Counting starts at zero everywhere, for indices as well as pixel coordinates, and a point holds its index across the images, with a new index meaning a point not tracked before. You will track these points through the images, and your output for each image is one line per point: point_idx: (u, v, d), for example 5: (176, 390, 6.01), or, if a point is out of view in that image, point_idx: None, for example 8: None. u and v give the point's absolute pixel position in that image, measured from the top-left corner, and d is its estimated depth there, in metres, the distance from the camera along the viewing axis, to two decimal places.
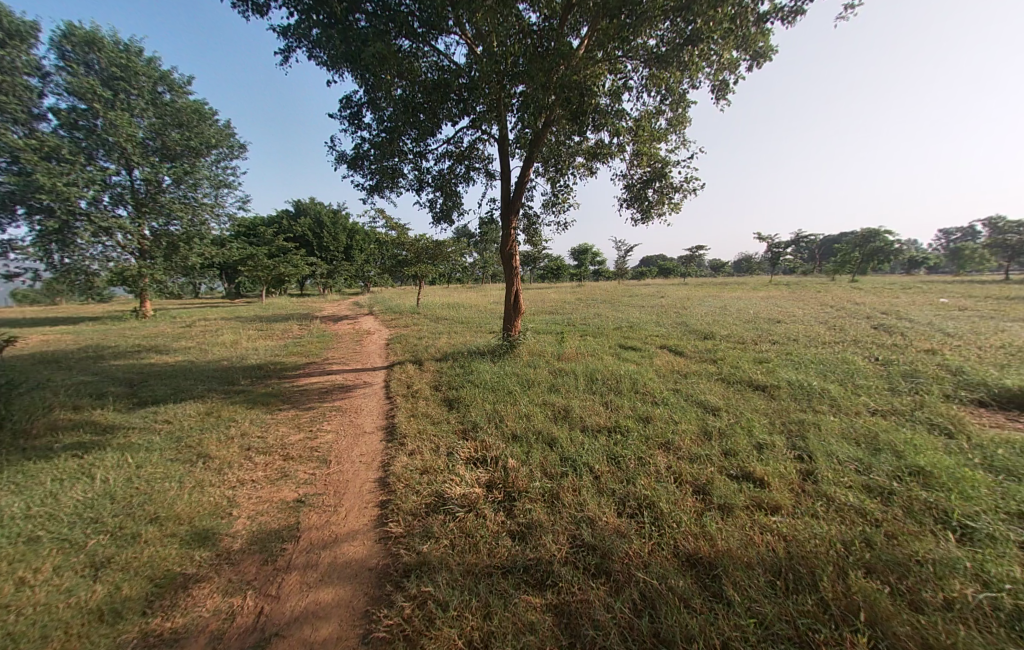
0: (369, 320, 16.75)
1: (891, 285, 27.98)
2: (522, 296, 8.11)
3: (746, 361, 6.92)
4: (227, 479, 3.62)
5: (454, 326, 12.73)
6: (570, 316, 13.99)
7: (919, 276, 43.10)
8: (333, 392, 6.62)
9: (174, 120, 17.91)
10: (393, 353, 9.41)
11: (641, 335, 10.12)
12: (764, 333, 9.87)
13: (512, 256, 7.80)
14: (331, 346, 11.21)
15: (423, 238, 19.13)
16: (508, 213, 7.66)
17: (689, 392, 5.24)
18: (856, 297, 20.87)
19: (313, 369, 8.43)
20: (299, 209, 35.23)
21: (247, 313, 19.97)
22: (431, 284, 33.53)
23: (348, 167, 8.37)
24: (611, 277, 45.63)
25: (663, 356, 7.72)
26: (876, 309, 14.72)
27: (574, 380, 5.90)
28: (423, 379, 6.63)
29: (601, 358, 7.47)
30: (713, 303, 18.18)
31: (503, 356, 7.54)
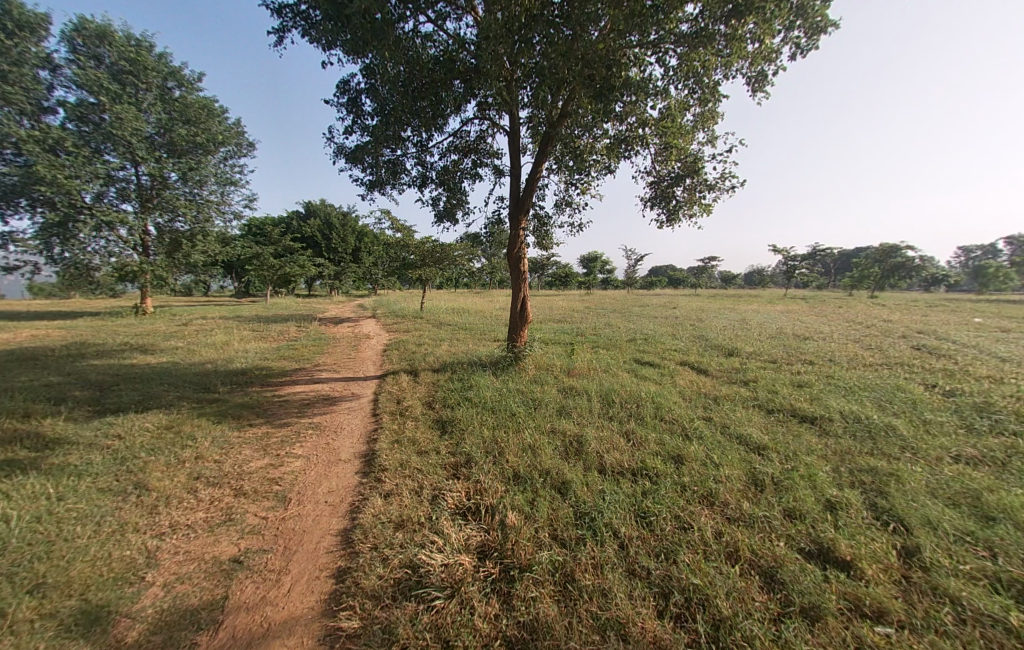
0: (370, 324, 16.11)
1: (916, 304, 26.75)
2: (530, 303, 7.35)
3: (783, 384, 6.09)
4: (157, 522, 2.92)
5: (457, 333, 12.02)
6: (580, 325, 13.23)
7: (941, 293, 41.74)
8: (315, 405, 5.90)
9: (183, 116, 17.45)
10: (389, 360, 8.71)
11: (658, 350, 9.31)
12: (794, 351, 9.01)
13: (519, 258, 7.07)
14: (325, 351, 10.53)
15: (429, 241, 18.48)
16: (518, 212, 6.94)
17: (725, 422, 4.44)
18: (881, 313, 19.89)
19: (300, 377, 7.73)
20: (309, 210, 34.97)
21: (248, 313, 19.47)
22: (438, 289, 32.98)
23: (346, 160, 7.73)
24: (620, 286, 44.77)
25: (686, 375, 6.90)
26: (909, 327, 13.77)
27: (587, 402, 5.12)
28: (416, 394, 5.89)
29: (617, 375, 6.69)
30: (731, 316, 17.28)
31: (507, 369, 6.78)
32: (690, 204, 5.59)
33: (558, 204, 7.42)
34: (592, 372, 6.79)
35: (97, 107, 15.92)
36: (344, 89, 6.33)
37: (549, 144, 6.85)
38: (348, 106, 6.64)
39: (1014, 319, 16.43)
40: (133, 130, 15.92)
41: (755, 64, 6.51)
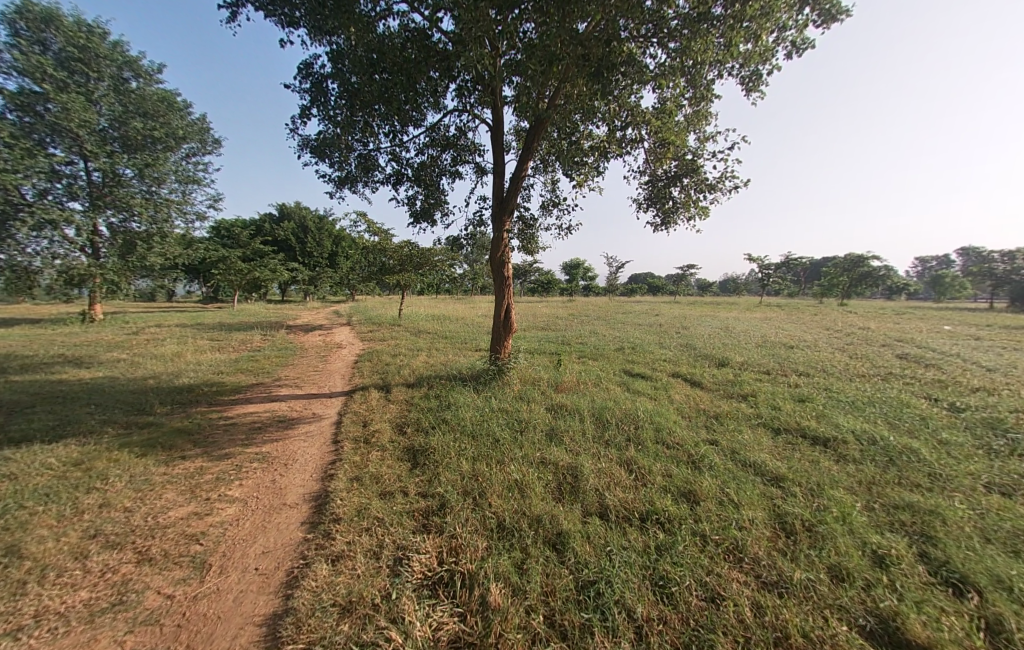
0: (343, 332, 15.18)
1: (886, 312, 27.55)
2: (514, 311, 6.77)
3: (785, 399, 5.69)
4: (20, 615, 2.22)
5: (435, 342, 11.34)
6: (564, 333, 12.75)
7: (905, 302, 43.55)
8: (266, 429, 5.13)
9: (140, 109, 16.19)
10: (359, 373, 7.95)
11: (647, 359, 8.88)
12: (786, 360, 8.71)
13: (504, 264, 6.52)
14: (289, 362, 9.65)
15: (407, 245, 17.69)
16: (501, 214, 6.39)
17: (734, 446, 3.96)
18: (856, 321, 20.24)
19: (256, 393, 6.91)
20: (282, 212, 33.58)
21: (211, 320, 18.17)
22: (416, 295, 32.08)
23: (309, 155, 7.01)
24: (601, 293, 44.81)
25: (681, 389, 6.44)
26: (887, 335, 13.91)
27: (579, 423, 4.55)
28: (386, 413, 5.20)
29: (607, 390, 6.17)
30: (714, 323, 17.16)
31: (489, 384, 6.17)
32: (687, 207, 5.17)
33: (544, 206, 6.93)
34: (581, 386, 6.26)
35: (41, 96, 14.52)
36: (306, 72, 5.62)
37: (534, 142, 6.38)
38: (312, 91, 5.92)
39: (981, 327, 16.90)
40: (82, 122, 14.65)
41: (749, 63, 6.20)
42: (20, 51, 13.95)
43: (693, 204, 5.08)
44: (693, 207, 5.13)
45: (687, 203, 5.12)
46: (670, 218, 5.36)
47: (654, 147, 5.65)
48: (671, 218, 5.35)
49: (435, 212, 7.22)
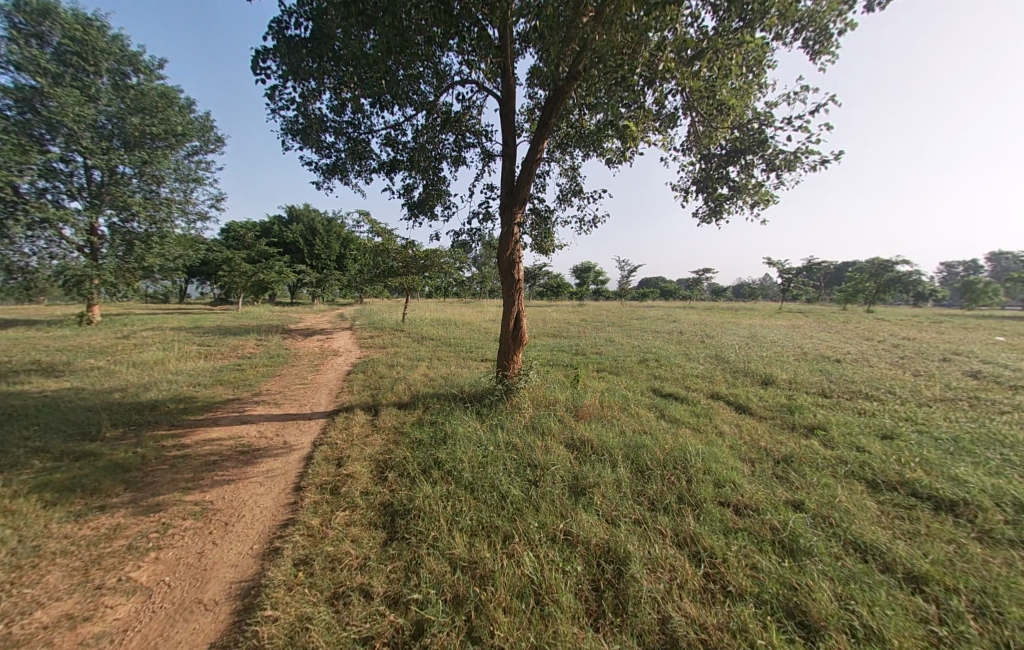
0: (343, 337, 14.34)
1: (920, 320, 25.95)
2: (525, 320, 5.73)
3: (865, 434, 4.59)
4: None
5: (439, 350, 10.39)
6: (578, 342, 11.71)
7: (934, 309, 41.52)
8: (221, 466, 4.17)
9: (139, 105, 15.56)
10: (350, 388, 7.01)
11: (677, 375, 7.80)
12: (839, 379, 7.56)
13: (514, 264, 5.49)
14: (277, 371, 8.75)
15: (412, 246, 16.81)
16: (511, 203, 5.36)
17: (833, 517, 2.92)
18: (892, 330, 18.82)
19: (227, 412, 5.99)
20: (291, 215, 33.21)
21: (210, 323, 17.46)
22: (425, 299, 31.32)
23: (292, 139, 6.12)
24: (613, 298, 43.61)
25: (727, 416, 5.35)
26: (936, 346, 12.63)
27: (613, 469, 3.53)
28: (367, 447, 4.22)
29: (639, 417, 5.11)
30: (740, 332, 15.94)
31: (497, 407, 5.15)
32: (746, 194, 4.15)
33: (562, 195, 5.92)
34: (608, 412, 5.19)
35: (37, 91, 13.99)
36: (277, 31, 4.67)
37: (551, 118, 5.37)
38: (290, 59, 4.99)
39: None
40: (78, 117, 14.05)
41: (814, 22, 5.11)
42: (16, 44, 13.47)
43: (756, 190, 4.04)
44: (756, 194, 4.10)
45: (747, 188, 4.11)
46: (719, 209, 4.32)
47: (700, 125, 4.67)
48: (720, 208, 4.31)
49: (435, 204, 6.24)
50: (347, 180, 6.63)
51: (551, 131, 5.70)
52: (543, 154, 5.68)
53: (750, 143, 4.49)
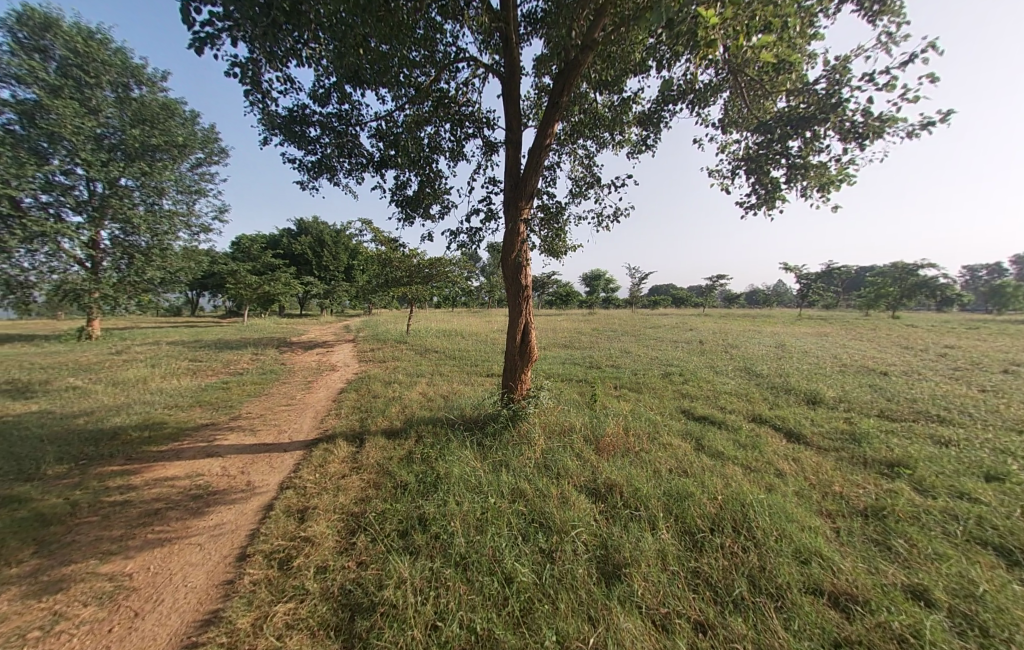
0: (344, 350, 13.64)
1: (952, 326, 24.56)
2: (535, 333, 4.91)
3: (966, 475, 3.67)
4: None
5: (442, 365, 9.63)
6: (592, 354, 10.87)
7: (961, 314, 39.81)
8: (161, 519, 3.40)
9: (139, 117, 15.22)
10: (338, 410, 6.24)
11: (707, 393, 6.91)
12: (897, 397, 6.59)
13: (522, 269, 4.69)
14: (265, 390, 8.02)
15: (416, 254, 16.14)
16: (516, 198, 4.59)
17: (989, 624, 2.05)
18: (925, 337, 17.71)
19: (196, 441, 5.25)
20: (299, 227, 33.09)
21: (211, 337, 16.97)
22: (433, 309, 30.80)
23: (272, 134, 5.44)
24: (624, 306, 42.62)
25: (782, 449, 4.42)
26: (984, 355, 11.58)
27: (653, 533, 2.69)
28: (342, 492, 3.43)
29: (676, 451, 4.20)
30: (764, 341, 14.95)
31: (501, 437, 4.31)
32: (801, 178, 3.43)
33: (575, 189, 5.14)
34: (635, 444, 4.31)
35: None
36: None
37: (562, 97, 4.53)
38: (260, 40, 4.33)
39: None
40: (78, 128, 13.70)
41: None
42: (17, 57, 13.21)
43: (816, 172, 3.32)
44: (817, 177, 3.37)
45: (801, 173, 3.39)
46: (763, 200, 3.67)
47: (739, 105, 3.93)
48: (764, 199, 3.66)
49: (431, 204, 5.49)
50: (336, 179, 5.94)
51: (563, 112, 4.81)
52: (553, 138, 4.79)
53: (816, 110, 3.48)
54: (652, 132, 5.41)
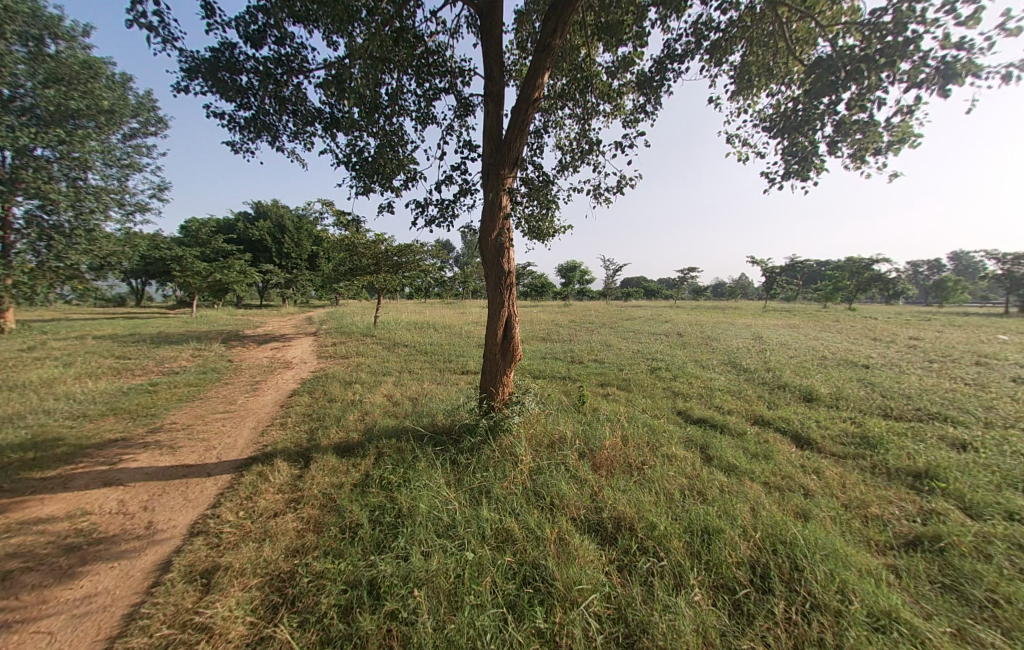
0: (302, 344, 12.43)
1: (905, 318, 25.81)
2: (519, 327, 4.17)
3: (1008, 490, 3.29)
4: None
5: (411, 361, 8.76)
6: (572, 347, 10.28)
7: (909, 307, 42.29)
8: (9, 589, 2.47)
9: (55, 76, 12.98)
10: (284, 418, 5.28)
11: (700, 390, 6.43)
12: (893, 394, 6.32)
13: (504, 249, 3.93)
14: (202, 392, 6.89)
15: (383, 240, 14.93)
16: (496, 164, 3.81)
17: None
18: (886, 329, 18.32)
19: (95, 463, 4.19)
20: (257, 211, 30.79)
21: (150, 330, 15.20)
22: (402, 300, 29.52)
23: (192, 80, 4.37)
24: (597, 298, 42.57)
25: (801, 460, 3.90)
26: (950, 347, 11.87)
27: (683, 597, 2.09)
28: (269, 542, 2.60)
29: (685, 467, 3.59)
30: (740, 333, 14.91)
31: (479, 455, 3.57)
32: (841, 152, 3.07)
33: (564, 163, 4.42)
34: (638, 460, 3.66)
35: None
36: None
37: (555, 38, 3.58)
38: None
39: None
40: None
41: None
42: None
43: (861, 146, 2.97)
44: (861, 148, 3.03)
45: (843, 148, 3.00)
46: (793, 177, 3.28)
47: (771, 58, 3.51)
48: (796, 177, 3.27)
49: (394, 174, 4.61)
50: (279, 143, 4.93)
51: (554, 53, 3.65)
52: (543, 88, 3.77)
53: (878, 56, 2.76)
54: (649, 99, 4.75)
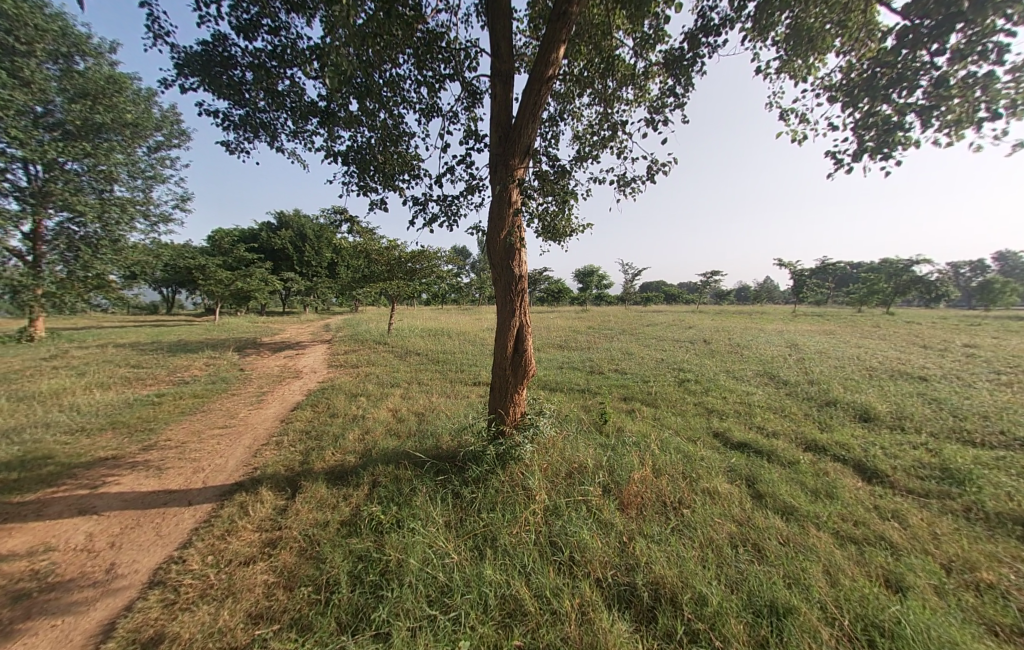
0: (316, 352, 12.24)
1: (949, 322, 24.15)
2: (533, 339, 3.66)
3: None
4: None
5: (422, 371, 8.37)
6: (592, 356, 9.70)
7: (952, 311, 39.79)
8: None
9: (82, 92, 13.27)
10: (281, 435, 4.91)
11: (737, 407, 5.78)
12: (962, 413, 5.54)
13: (515, 250, 3.45)
14: (205, 405, 6.63)
15: (397, 246, 14.71)
16: (504, 153, 3.35)
17: None
18: (931, 335, 17.03)
19: (76, 487, 3.88)
20: (279, 220, 31.36)
21: (171, 338, 15.34)
22: (420, 307, 29.44)
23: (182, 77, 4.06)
24: (616, 303, 41.61)
25: (874, 501, 3.26)
26: (1011, 356, 10.76)
27: None
28: (232, 605, 2.19)
29: (732, 510, 3.00)
30: (772, 340, 14.02)
31: (487, 490, 3.08)
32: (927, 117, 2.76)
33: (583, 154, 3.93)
34: (674, 500, 3.09)
35: None
36: None
37: (570, 7, 3.08)
38: None
39: None
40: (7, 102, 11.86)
41: None
42: None
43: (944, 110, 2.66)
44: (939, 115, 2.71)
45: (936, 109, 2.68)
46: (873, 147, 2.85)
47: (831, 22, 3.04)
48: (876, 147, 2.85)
49: (397, 173, 4.22)
50: (277, 143, 4.60)
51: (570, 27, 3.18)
52: (558, 67, 3.27)
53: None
54: (678, 81, 4.18)
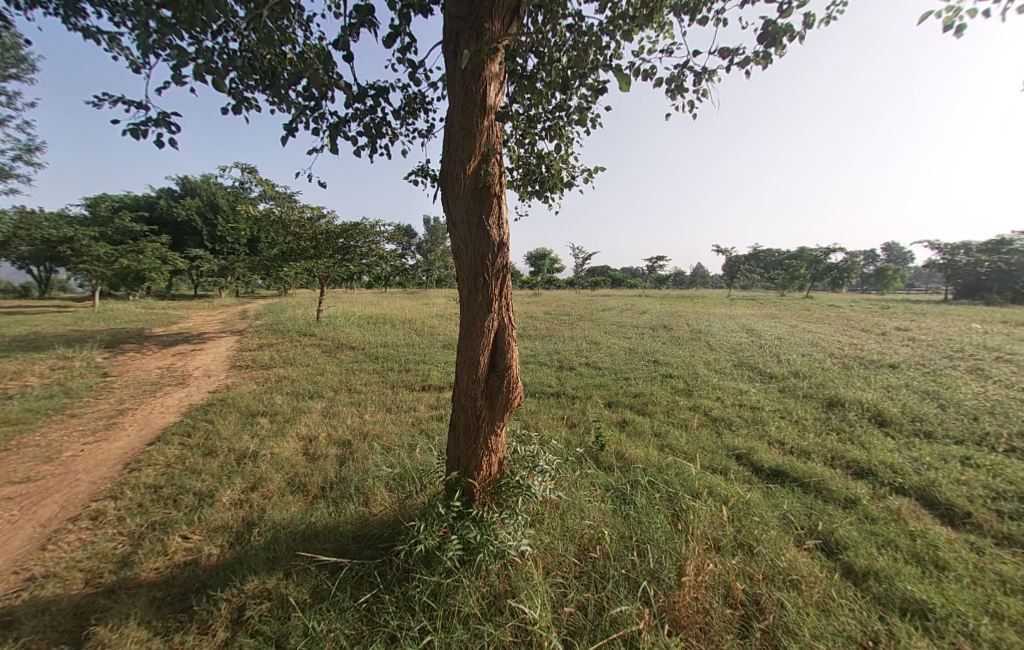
0: (221, 346, 9.89)
1: (862, 306, 26.21)
2: (518, 345, 2.25)
3: None
4: None
5: (354, 371, 6.65)
6: (557, 348, 8.52)
7: (856, 295, 44.17)
8: None
9: None
10: (111, 495, 3.10)
11: (741, 412, 4.85)
12: (968, 410, 5.07)
13: (490, 194, 2.00)
14: (14, 437, 4.45)
15: (322, 217, 12.38)
16: (471, 11, 1.86)
17: None
18: (860, 318, 18.08)
19: None
20: (182, 187, 26.55)
21: (20, 330, 11.81)
22: (357, 290, 26.76)
23: None
24: (564, 286, 41.29)
25: (995, 570, 2.37)
26: (945, 339, 11.27)
27: None
28: None
29: (849, 635, 1.89)
30: (729, 325, 13.82)
31: (452, 634, 1.73)
32: None
33: (625, 24, 2.14)
34: (753, 618, 1.93)
35: None
36: None
37: None
38: None
39: (994, 324, 15.21)
40: None
41: None
42: None
43: None
44: None
45: None
46: None
47: None
48: None
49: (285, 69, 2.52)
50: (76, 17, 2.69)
51: None
52: None
53: None
54: None
